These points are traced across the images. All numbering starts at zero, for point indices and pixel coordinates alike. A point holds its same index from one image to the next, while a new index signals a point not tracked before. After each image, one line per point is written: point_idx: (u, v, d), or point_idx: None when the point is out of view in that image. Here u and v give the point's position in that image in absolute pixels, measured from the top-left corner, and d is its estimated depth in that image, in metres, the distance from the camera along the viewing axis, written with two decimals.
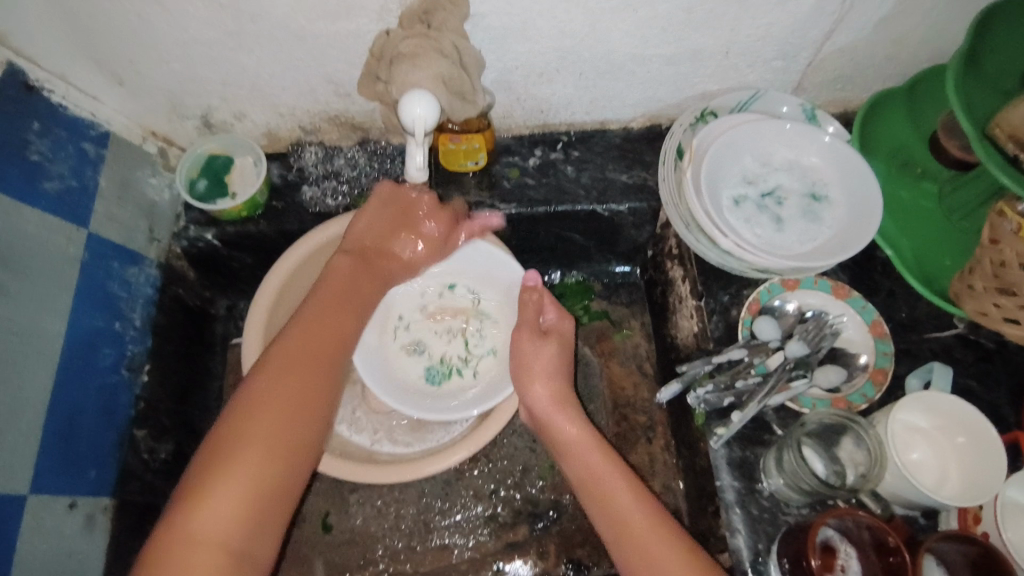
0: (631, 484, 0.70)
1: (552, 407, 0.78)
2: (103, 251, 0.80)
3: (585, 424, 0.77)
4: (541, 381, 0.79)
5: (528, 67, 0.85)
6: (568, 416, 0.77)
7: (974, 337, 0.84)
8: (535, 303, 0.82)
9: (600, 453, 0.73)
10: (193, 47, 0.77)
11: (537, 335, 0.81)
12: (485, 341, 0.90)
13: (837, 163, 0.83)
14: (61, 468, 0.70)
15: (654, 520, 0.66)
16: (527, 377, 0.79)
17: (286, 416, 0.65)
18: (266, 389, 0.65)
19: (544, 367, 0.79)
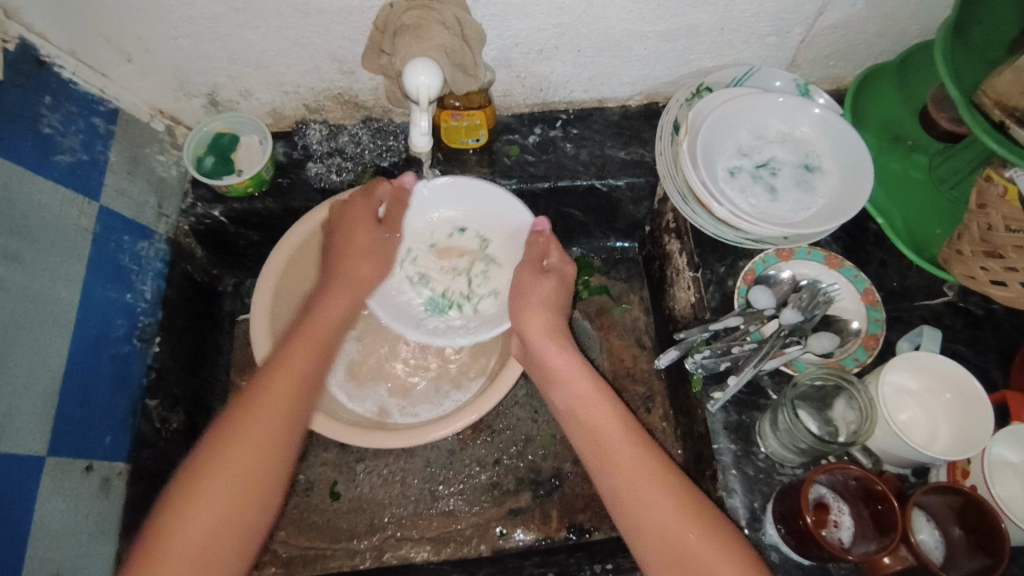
0: (611, 401, 0.73)
1: (545, 335, 0.79)
2: (114, 224, 0.82)
3: (588, 369, 0.76)
4: (536, 310, 0.81)
5: (527, 44, 0.86)
6: (559, 345, 0.78)
7: (963, 304, 0.87)
8: (541, 248, 0.84)
9: (587, 376, 0.76)
10: (199, 24, 0.79)
11: (538, 273, 0.83)
12: (489, 283, 0.90)
13: (829, 135, 0.85)
14: (78, 431, 0.72)
15: (634, 437, 0.69)
16: (523, 306, 0.81)
17: (272, 431, 0.64)
18: (254, 404, 0.65)
19: (538, 299, 0.82)
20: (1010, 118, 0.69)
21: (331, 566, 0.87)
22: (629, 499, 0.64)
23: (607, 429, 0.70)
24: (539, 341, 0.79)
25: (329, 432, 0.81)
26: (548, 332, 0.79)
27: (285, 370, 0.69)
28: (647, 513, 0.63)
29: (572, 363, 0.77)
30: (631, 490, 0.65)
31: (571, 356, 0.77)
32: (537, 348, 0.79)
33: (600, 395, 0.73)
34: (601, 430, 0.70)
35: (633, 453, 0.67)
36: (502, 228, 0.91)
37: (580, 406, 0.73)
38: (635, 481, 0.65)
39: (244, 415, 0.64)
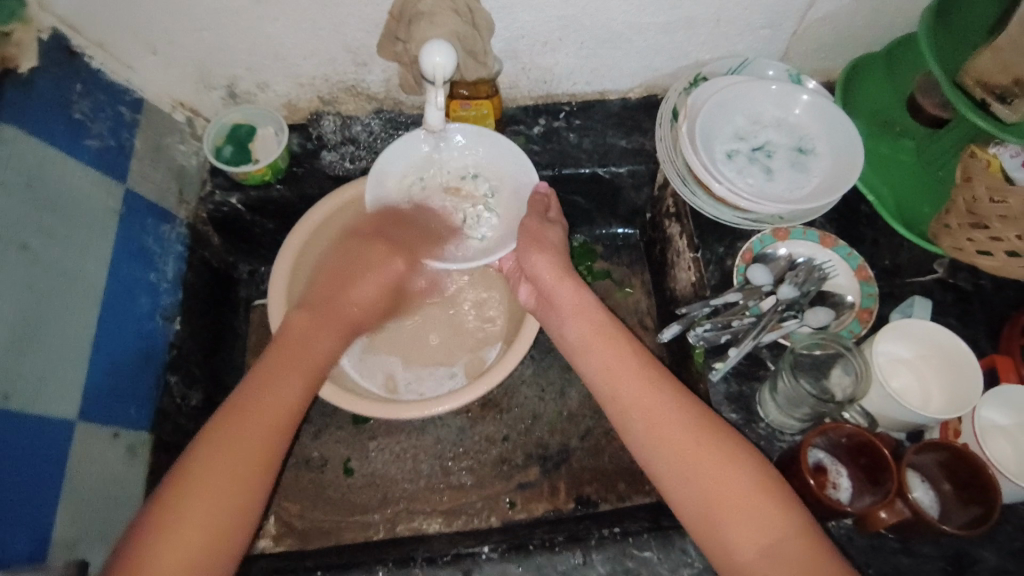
0: (624, 337, 0.78)
1: (552, 274, 0.83)
2: (139, 207, 0.85)
3: (589, 297, 0.82)
4: (540, 253, 0.84)
5: (532, 36, 0.91)
6: (573, 285, 0.82)
7: (952, 280, 0.90)
8: (543, 203, 0.89)
9: (595, 312, 0.81)
10: (222, 16, 0.83)
11: (544, 222, 0.87)
12: (483, 225, 0.92)
13: (821, 120, 0.89)
14: (105, 400, 0.75)
15: (646, 368, 0.74)
16: (530, 249, 0.84)
17: (220, 498, 0.60)
18: (227, 434, 0.63)
19: (535, 237, 0.85)
20: (991, 96, 0.73)
21: (346, 539, 0.89)
22: (643, 428, 0.70)
23: (677, 429, 0.68)
24: (548, 282, 0.83)
25: (339, 402, 0.85)
26: (554, 272, 0.83)
27: (238, 424, 0.64)
28: (658, 435, 0.69)
29: (581, 300, 0.81)
30: (647, 419, 0.70)
31: (583, 294, 0.82)
32: (549, 291, 0.84)
33: (668, 394, 0.72)
34: (676, 433, 0.68)
35: (717, 456, 0.66)
36: (508, 183, 0.93)
37: (588, 344, 0.79)
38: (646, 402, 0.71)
39: (191, 480, 0.60)
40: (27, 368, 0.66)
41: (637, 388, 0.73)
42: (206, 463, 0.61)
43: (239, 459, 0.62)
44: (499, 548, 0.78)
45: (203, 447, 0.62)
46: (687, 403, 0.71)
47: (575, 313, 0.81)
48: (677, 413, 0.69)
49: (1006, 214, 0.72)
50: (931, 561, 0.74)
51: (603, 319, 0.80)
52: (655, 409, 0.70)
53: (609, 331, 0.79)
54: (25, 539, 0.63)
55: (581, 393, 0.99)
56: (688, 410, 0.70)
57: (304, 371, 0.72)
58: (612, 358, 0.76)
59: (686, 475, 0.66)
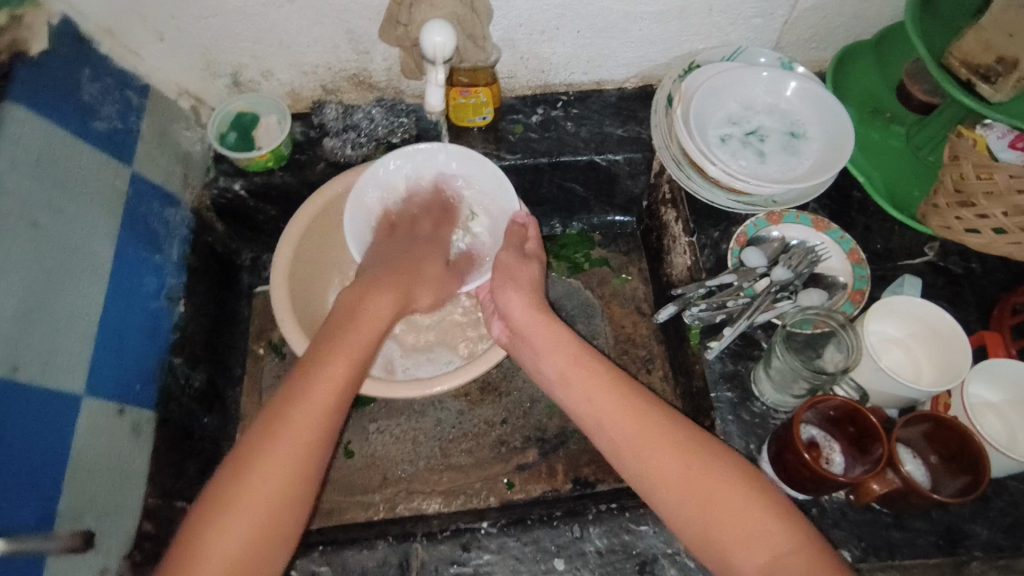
0: (593, 355, 0.76)
1: (525, 313, 0.81)
2: (145, 189, 0.87)
3: (566, 334, 0.78)
4: (515, 293, 0.82)
5: (531, 25, 0.93)
6: (547, 318, 0.80)
7: (942, 263, 0.92)
8: (520, 234, 0.89)
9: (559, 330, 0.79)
10: (230, 4, 0.85)
11: (523, 256, 0.86)
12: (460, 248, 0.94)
13: (813, 106, 0.90)
14: (112, 375, 0.77)
15: (619, 387, 0.72)
16: (505, 284, 0.84)
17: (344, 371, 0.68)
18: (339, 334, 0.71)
19: (515, 277, 0.84)
20: (976, 76, 0.75)
21: (347, 518, 0.90)
22: (630, 451, 0.67)
23: (666, 449, 0.65)
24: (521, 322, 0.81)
25: None
26: (533, 306, 0.81)
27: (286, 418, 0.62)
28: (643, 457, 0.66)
29: (558, 332, 0.78)
30: (630, 443, 0.67)
31: (558, 327, 0.79)
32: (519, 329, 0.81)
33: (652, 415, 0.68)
34: (668, 454, 0.65)
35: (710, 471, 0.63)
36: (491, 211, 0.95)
37: (567, 372, 0.75)
38: (625, 419, 0.68)
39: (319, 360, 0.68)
40: (37, 339, 0.67)
41: (614, 416, 0.69)
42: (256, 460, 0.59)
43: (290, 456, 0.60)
44: (498, 523, 0.79)
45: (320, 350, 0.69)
46: (668, 421, 0.68)
47: (553, 348, 0.77)
48: (661, 433, 0.66)
49: (991, 190, 0.74)
50: (924, 535, 0.75)
51: (583, 350, 0.76)
52: (640, 432, 0.67)
53: (586, 360, 0.75)
54: (34, 505, 0.64)
55: None
56: (671, 426, 0.67)
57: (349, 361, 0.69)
58: (591, 386, 0.72)
59: (678, 492, 0.63)
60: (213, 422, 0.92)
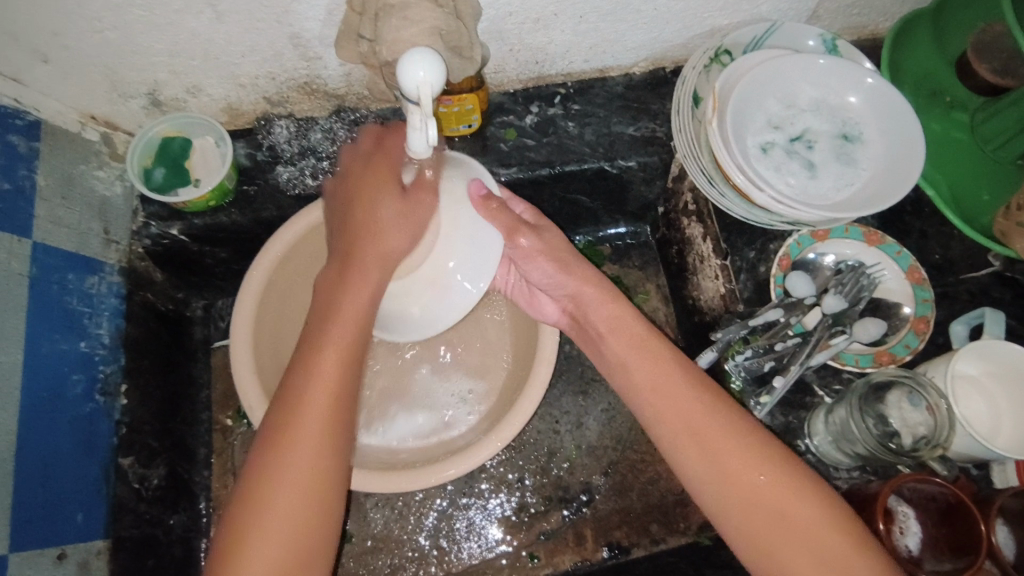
0: (647, 338, 0.64)
1: (587, 292, 0.66)
2: (55, 262, 0.69)
3: (642, 332, 0.64)
4: (563, 273, 0.66)
5: (522, 13, 0.74)
6: (598, 295, 0.66)
7: (1010, 274, 0.80)
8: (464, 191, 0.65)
9: (600, 294, 0.66)
10: (128, 11, 0.64)
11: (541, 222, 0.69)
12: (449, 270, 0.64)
13: (868, 99, 0.75)
14: (40, 516, 0.63)
15: (681, 378, 0.60)
16: (551, 265, 0.66)
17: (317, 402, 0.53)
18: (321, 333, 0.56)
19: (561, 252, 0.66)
20: None
21: None
22: (699, 458, 0.57)
23: (749, 466, 0.55)
24: (585, 303, 0.67)
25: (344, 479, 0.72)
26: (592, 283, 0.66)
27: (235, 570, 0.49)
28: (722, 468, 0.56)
29: (617, 310, 0.65)
30: (700, 449, 0.57)
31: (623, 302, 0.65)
32: (586, 311, 0.67)
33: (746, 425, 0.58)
34: (752, 471, 0.55)
35: (794, 498, 0.54)
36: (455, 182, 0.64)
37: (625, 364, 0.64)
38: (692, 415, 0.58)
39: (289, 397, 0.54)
40: None
41: (692, 425, 0.58)
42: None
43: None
44: None
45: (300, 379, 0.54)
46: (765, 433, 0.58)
47: (634, 351, 0.63)
48: (766, 461, 0.55)
49: None
50: None
51: (642, 330, 0.64)
52: (721, 448, 0.56)
53: (674, 372, 0.61)
54: None
55: (599, 422, 0.88)
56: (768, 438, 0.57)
57: (306, 494, 0.52)
58: (661, 389, 0.60)
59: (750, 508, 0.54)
60: (180, 521, 0.78)
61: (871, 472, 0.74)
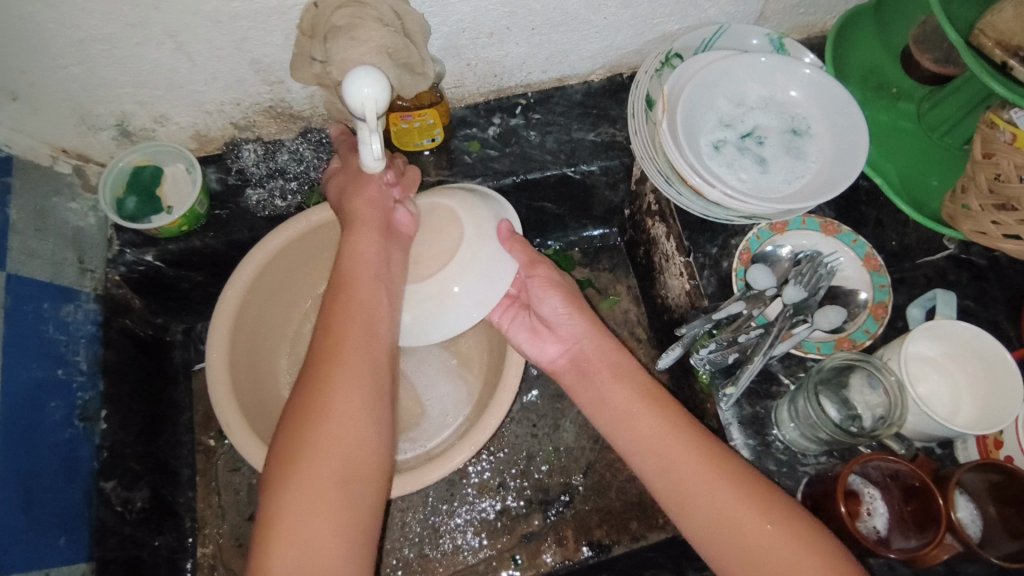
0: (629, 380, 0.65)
1: (592, 337, 0.69)
2: (30, 292, 0.71)
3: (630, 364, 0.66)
4: (574, 310, 0.70)
5: (475, 28, 0.76)
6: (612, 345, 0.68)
7: (965, 257, 0.82)
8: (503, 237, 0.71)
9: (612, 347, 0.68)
10: (91, 46, 0.67)
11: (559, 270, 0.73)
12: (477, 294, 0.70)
13: (814, 93, 0.78)
14: (23, 541, 0.64)
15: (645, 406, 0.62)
16: (571, 304, 0.70)
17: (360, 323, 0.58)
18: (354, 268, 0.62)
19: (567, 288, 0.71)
20: (1013, 58, 0.63)
21: None
22: (668, 488, 0.58)
23: (750, 513, 0.54)
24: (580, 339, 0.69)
25: None
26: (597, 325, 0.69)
27: (325, 393, 0.53)
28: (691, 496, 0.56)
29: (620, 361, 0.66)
30: (670, 479, 0.58)
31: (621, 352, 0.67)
32: (590, 354, 0.68)
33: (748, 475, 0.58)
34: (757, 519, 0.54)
35: (800, 548, 0.52)
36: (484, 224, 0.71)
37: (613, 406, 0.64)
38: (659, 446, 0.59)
39: (333, 317, 0.58)
40: None
41: (694, 465, 0.57)
42: (317, 443, 0.51)
43: (347, 426, 0.53)
44: None
45: (336, 307, 0.59)
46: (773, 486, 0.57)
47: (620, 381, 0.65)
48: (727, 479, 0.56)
49: None
50: None
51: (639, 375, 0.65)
52: (721, 498, 0.55)
53: (657, 415, 0.62)
54: None
55: (576, 424, 0.89)
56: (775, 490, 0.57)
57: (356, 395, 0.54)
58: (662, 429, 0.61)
59: (729, 534, 0.54)
60: (166, 542, 0.79)
61: (838, 457, 0.75)
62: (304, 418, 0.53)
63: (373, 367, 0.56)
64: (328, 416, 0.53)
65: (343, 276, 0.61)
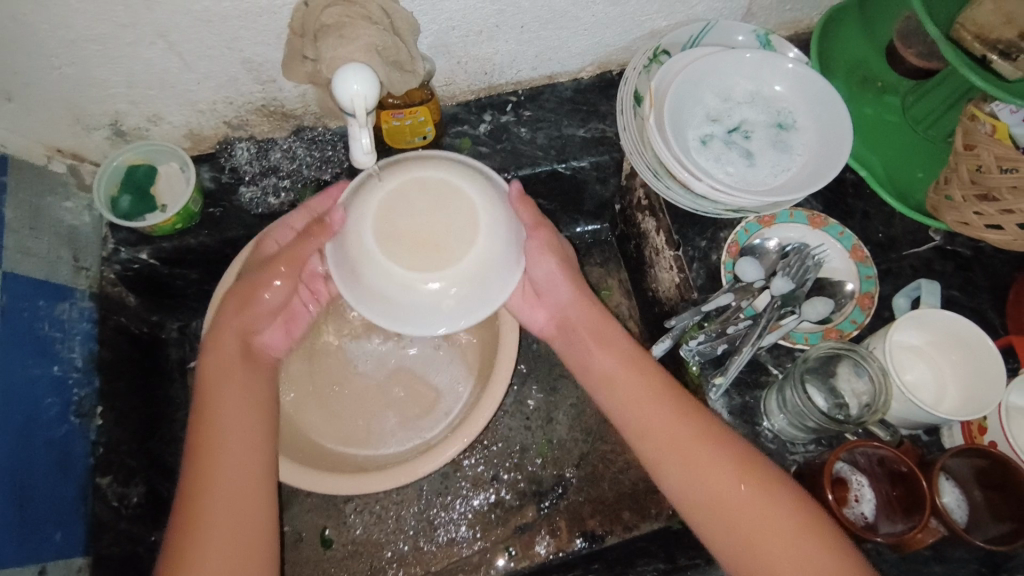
0: (618, 351, 0.69)
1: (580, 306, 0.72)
2: (25, 289, 0.72)
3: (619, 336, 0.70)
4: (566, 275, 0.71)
5: (464, 26, 0.77)
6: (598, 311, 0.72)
7: (950, 247, 0.83)
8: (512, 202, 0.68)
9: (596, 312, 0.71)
10: (83, 47, 0.67)
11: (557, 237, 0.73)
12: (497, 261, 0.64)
13: (799, 88, 0.79)
14: (21, 535, 0.65)
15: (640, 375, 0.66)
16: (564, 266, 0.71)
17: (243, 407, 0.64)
18: (227, 360, 0.66)
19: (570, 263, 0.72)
20: (993, 51, 0.65)
21: None
22: (670, 458, 0.61)
23: (745, 485, 0.58)
24: (572, 309, 0.72)
25: (313, 485, 0.74)
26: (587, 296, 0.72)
27: (213, 473, 0.59)
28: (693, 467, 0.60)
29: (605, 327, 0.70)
30: (668, 449, 0.61)
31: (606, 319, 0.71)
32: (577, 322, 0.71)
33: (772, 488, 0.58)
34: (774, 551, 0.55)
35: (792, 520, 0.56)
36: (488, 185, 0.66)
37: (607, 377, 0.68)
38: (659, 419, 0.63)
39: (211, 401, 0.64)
40: None
41: (691, 437, 0.61)
42: (206, 534, 0.57)
43: (237, 502, 0.59)
44: None
45: (220, 389, 0.65)
46: (795, 503, 0.57)
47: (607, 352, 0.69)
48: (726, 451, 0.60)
49: (1017, 184, 0.64)
50: (966, 565, 0.69)
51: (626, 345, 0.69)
52: (723, 470, 0.59)
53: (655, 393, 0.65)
54: None
55: (569, 417, 0.90)
56: (797, 509, 0.57)
57: (246, 476, 0.61)
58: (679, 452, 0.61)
59: (728, 507, 0.58)
60: None
61: (826, 445, 0.76)
62: (195, 499, 0.58)
63: (256, 446, 0.63)
64: (213, 493, 0.59)
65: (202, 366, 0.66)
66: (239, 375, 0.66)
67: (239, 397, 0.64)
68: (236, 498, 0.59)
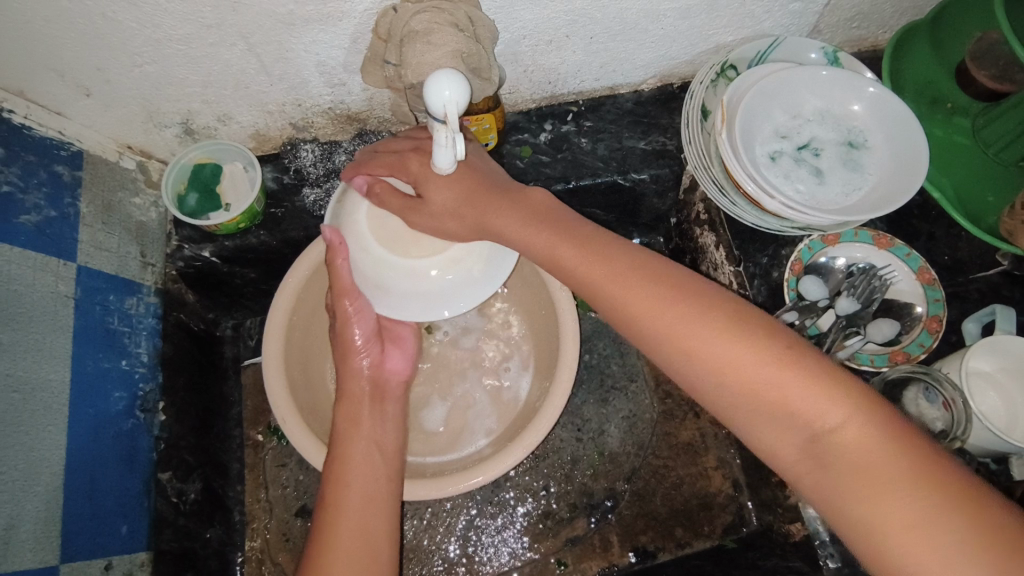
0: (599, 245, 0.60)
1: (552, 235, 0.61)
2: (97, 284, 0.73)
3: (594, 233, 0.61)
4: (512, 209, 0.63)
5: (536, 35, 0.77)
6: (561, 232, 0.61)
7: (1020, 273, 0.81)
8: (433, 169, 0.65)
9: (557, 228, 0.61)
10: (167, 46, 0.68)
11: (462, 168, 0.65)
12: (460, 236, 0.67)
13: (871, 106, 0.78)
14: (90, 528, 0.65)
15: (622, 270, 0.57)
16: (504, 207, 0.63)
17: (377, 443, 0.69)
18: (364, 401, 0.72)
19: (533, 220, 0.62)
20: None
21: None
22: (687, 364, 0.53)
23: (773, 371, 0.50)
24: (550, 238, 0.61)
25: None
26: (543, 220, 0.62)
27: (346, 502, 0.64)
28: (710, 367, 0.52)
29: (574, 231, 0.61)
30: (692, 357, 0.53)
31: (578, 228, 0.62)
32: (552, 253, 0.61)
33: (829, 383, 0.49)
34: (857, 491, 0.46)
35: (829, 399, 0.48)
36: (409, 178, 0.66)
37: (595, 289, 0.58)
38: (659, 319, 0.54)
39: (349, 435, 0.69)
40: None
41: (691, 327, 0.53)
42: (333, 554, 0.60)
43: (364, 531, 0.62)
44: None
45: (358, 424, 0.70)
46: (835, 383, 0.49)
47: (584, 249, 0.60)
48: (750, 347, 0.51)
49: None
50: None
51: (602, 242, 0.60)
52: (744, 361, 0.51)
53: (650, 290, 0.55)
54: None
55: (620, 429, 0.90)
56: (844, 395, 0.48)
57: (376, 506, 0.64)
58: (735, 371, 0.51)
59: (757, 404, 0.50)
60: (217, 535, 0.81)
61: None
62: (330, 523, 0.62)
63: (377, 480, 0.66)
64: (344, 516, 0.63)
65: (346, 400, 0.71)
66: (374, 418, 0.71)
67: (368, 438, 0.69)
68: (362, 524, 0.63)
